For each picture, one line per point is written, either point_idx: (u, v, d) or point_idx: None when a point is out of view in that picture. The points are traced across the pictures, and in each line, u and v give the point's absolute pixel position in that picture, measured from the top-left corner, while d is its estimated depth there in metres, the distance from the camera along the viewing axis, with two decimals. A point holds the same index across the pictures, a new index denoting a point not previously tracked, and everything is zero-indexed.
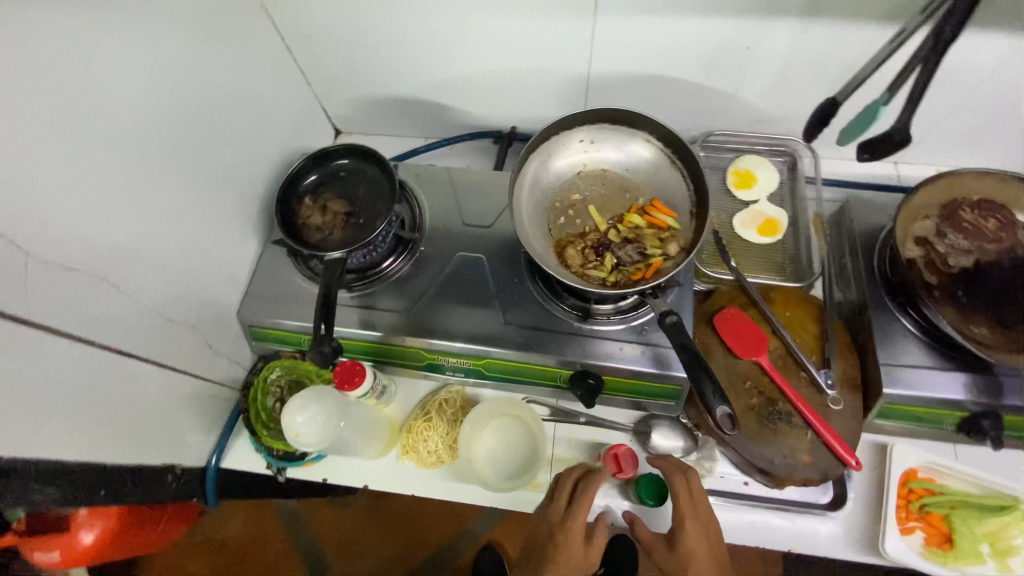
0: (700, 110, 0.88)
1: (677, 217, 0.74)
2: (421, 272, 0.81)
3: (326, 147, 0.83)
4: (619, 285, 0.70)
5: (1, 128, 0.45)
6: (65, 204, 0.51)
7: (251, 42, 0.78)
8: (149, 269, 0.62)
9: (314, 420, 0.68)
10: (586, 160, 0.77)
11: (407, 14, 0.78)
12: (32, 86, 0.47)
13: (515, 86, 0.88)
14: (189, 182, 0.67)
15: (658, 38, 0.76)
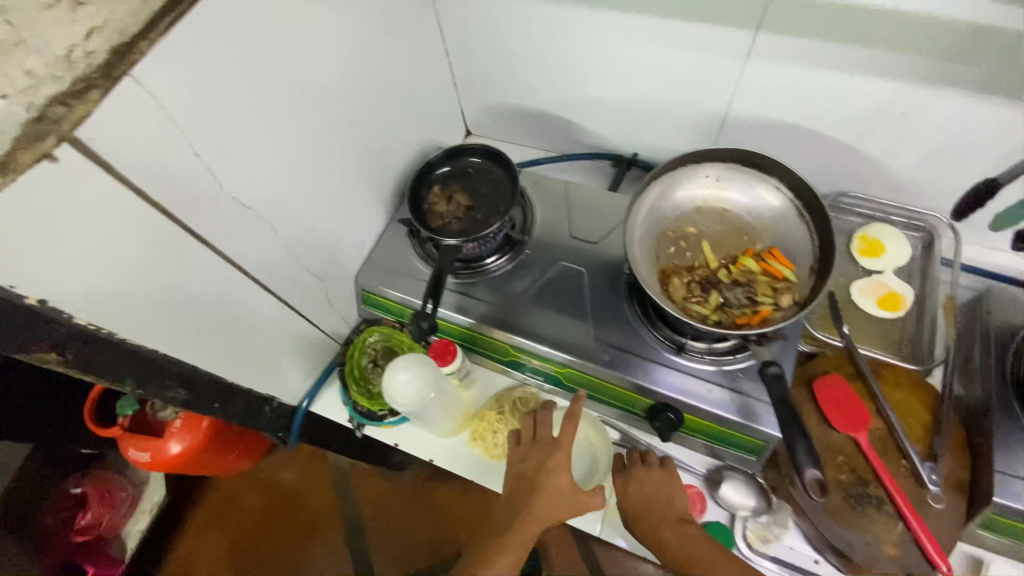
0: (835, 169, 0.85)
1: (794, 270, 0.72)
2: (524, 273, 0.84)
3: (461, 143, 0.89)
4: (721, 325, 0.70)
5: (231, 82, 0.54)
6: (256, 153, 0.60)
7: (418, 40, 0.86)
8: (299, 222, 0.70)
9: (414, 382, 0.71)
10: (708, 197, 0.77)
11: (562, 33, 0.83)
12: (257, 50, 0.56)
13: (647, 115, 0.90)
14: (344, 153, 0.76)
15: (808, 89, 0.75)
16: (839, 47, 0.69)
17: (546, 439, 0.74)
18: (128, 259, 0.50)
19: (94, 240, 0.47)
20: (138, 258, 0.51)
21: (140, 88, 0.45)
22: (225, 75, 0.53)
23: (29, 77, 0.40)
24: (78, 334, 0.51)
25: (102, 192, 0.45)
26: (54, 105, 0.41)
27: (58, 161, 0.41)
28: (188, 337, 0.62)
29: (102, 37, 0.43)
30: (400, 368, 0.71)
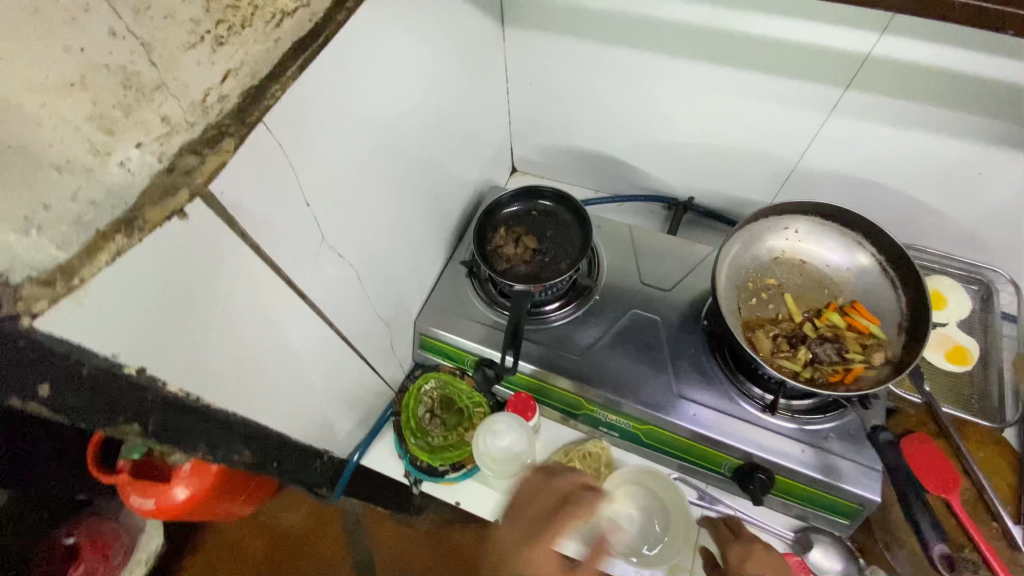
0: (897, 222, 0.86)
1: (881, 326, 0.71)
2: (593, 320, 0.81)
3: (529, 185, 0.87)
4: (815, 383, 0.68)
5: (342, 123, 0.50)
6: (351, 197, 0.56)
7: (486, 78, 0.84)
8: (377, 266, 0.66)
9: (511, 447, 0.74)
10: (785, 248, 0.78)
11: (636, 78, 0.82)
12: (366, 91, 0.53)
13: (711, 161, 0.90)
14: (417, 192, 0.72)
15: (884, 145, 0.76)
16: (925, 109, 0.70)
17: (535, 514, 0.65)
18: (226, 314, 0.46)
19: (201, 297, 0.42)
20: (235, 312, 0.47)
21: (269, 134, 0.41)
22: (338, 118, 0.49)
23: (165, 124, 0.35)
24: (165, 404, 0.44)
25: (216, 245, 0.41)
26: (184, 154, 0.36)
27: (187, 218, 0.37)
28: (263, 392, 0.57)
29: (236, 79, 0.39)
30: (500, 431, 0.74)
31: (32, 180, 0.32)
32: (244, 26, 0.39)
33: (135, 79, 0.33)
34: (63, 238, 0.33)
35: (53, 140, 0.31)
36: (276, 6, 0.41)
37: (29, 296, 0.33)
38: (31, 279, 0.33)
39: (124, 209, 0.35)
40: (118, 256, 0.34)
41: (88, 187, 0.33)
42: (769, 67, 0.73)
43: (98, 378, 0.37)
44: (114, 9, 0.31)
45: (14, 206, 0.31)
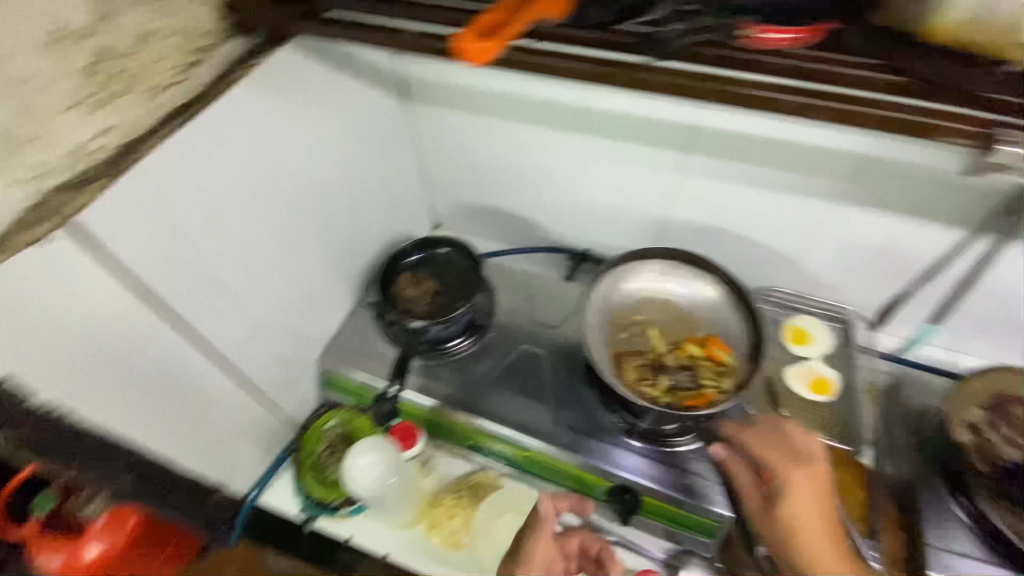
0: (763, 269, 0.96)
1: (733, 355, 0.79)
2: (484, 357, 0.88)
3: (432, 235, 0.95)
4: (672, 407, 0.75)
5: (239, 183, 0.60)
6: (242, 244, 0.64)
7: (396, 144, 0.96)
8: (272, 298, 0.74)
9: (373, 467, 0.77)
10: (651, 289, 0.85)
11: (524, 144, 0.95)
12: (265, 151, 0.64)
13: (600, 216, 1.01)
14: (321, 238, 0.81)
15: (734, 201, 0.87)
16: (747, 167, 0.82)
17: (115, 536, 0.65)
18: (84, 335, 0.51)
19: (52, 312, 0.47)
20: (95, 340, 0.51)
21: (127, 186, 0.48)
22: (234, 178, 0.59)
23: (36, 167, 0.44)
24: (32, 412, 0.50)
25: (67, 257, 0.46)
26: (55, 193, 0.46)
27: (45, 247, 0.45)
28: (148, 410, 0.61)
29: (116, 135, 0.49)
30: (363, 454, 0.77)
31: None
32: (124, 94, 0.49)
33: (6, 135, 0.42)
34: None
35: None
36: (158, 82, 0.51)
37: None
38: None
39: None
40: None
41: None
42: (619, 134, 0.86)
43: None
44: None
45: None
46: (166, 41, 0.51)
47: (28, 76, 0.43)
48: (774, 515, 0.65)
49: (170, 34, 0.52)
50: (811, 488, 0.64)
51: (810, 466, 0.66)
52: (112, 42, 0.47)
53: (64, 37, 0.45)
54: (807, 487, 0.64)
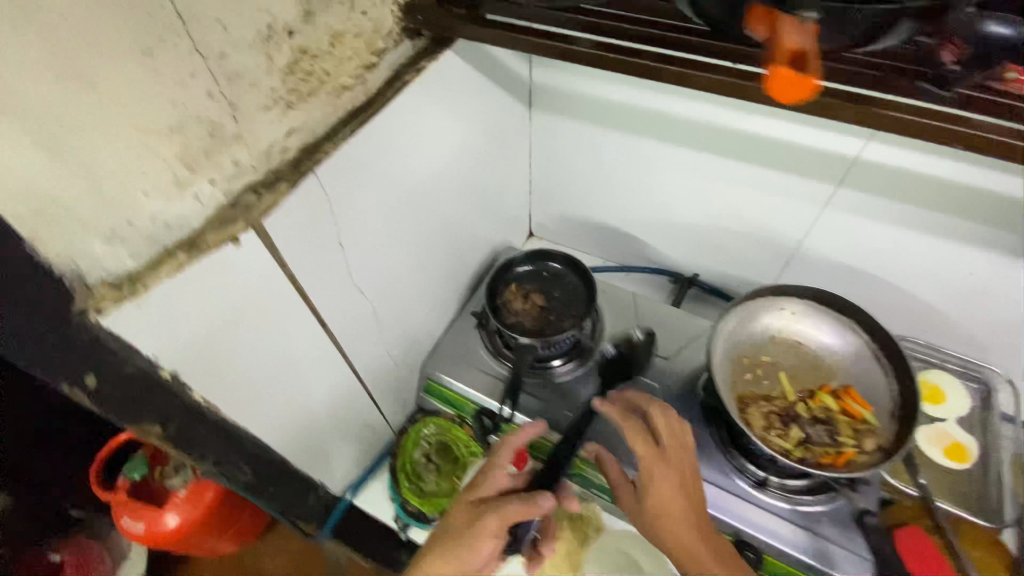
0: (895, 314, 0.89)
1: (874, 412, 0.73)
2: (592, 381, 0.84)
3: (543, 248, 0.92)
4: (807, 464, 0.69)
5: (384, 188, 0.59)
6: (379, 248, 0.63)
7: (511, 152, 0.94)
8: (393, 303, 0.72)
9: None
10: (780, 329, 0.80)
11: (646, 161, 0.91)
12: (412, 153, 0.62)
13: (715, 241, 0.96)
14: (439, 243, 0.79)
15: (879, 241, 0.80)
16: (909, 208, 0.74)
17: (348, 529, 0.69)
18: (242, 336, 0.50)
19: (223, 310, 0.46)
20: (248, 342, 0.51)
21: (301, 192, 0.46)
22: (384, 182, 0.58)
23: (234, 166, 0.42)
24: (186, 407, 0.50)
25: (243, 263, 0.45)
26: (245, 192, 0.44)
27: (240, 245, 0.43)
28: (276, 407, 0.61)
29: (298, 137, 0.47)
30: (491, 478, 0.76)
31: (143, 158, 0.36)
32: (310, 95, 0.47)
33: (219, 129, 0.40)
34: (136, 251, 0.39)
35: (113, 172, 0.35)
36: (338, 83, 0.49)
37: (99, 295, 0.39)
38: (103, 281, 0.39)
39: (189, 232, 0.42)
40: (179, 270, 0.41)
41: (163, 213, 0.39)
42: (761, 159, 0.80)
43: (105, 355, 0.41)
44: (201, 54, 0.37)
45: (101, 222, 0.36)
46: (353, 41, 0.49)
47: (241, 73, 0.40)
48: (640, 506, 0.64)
49: (358, 35, 0.50)
50: (670, 479, 0.63)
51: (677, 450, 0.66)
52: (309, 41, 0.45)
53: (276, 32, 0.41)
54: (666, 470, 0.63)
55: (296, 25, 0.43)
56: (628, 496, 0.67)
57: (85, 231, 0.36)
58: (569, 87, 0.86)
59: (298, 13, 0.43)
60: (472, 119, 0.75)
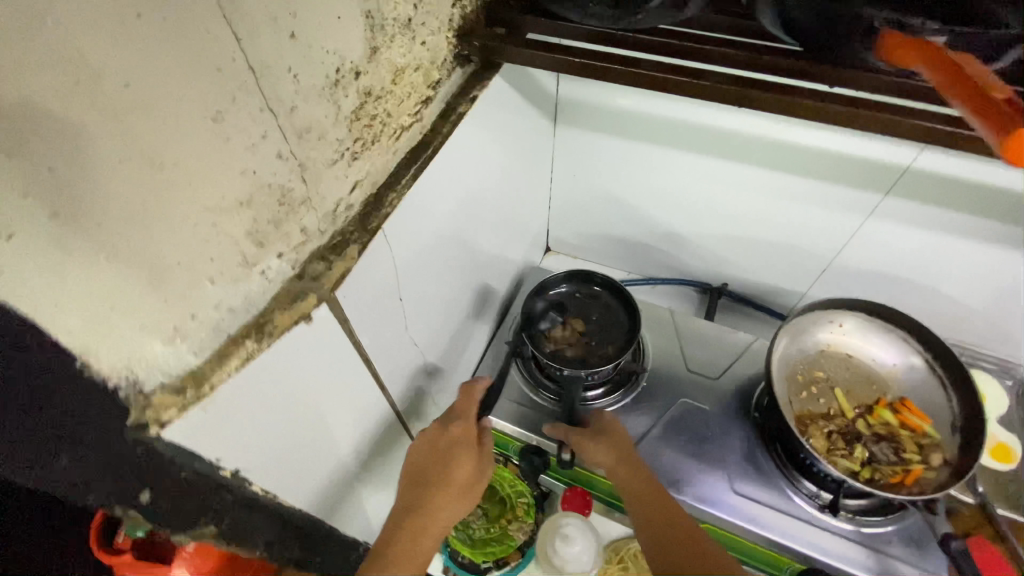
0: (933, 318, 0.88)
1: (934, 425, 0.71)
2: (640, 408, 0.81)
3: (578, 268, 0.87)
4: (877, 485, 0.67)
5: (437, 230, 0.54)
6: (429, 292, 0.58)
7: (534, 169, 0.90)
8: (435, 346, 0.67)
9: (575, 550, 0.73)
10: (830, 342, 0.79)
11: (675, 173, 0.88)
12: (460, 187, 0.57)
13: (746, 251, 0.94)
14: (474, 274, 0.75)
15: (922, 248, 0.78)
16: (959, 218, 0.72)
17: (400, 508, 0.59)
18: (302, 415, 0.44)
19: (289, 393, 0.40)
20: (310, 421, 0.45)
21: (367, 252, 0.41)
22: (438, 225, 0.53)
23: (303, 234, 0.37)
24: (245, 500, 0.43)
25: (309, 341, 0.39)
26: (312, 261, 0.39)
27: (312, 321, 0.38)
28: (330, 478, 0.55)
29: (361, 189, 0.42)
30: (570, 537, 0.73)
31: (211, 241, 0.31)
32: (374, 141, 0.41)
33: (288, 195, 0.35)
34: (199, 345, 0.34)
35: (179, 261, 0.30)
36: (398, 123, 0.44)
37: (159, 403, 0.33)
38: (162, 386, 0.33)
39: (256, 314, 0.37)
40: (246, 362, 0.35)
41: (227, 298, 0.34)
42: (802, 169, 0.78)
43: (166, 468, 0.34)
44: (273, 111, 0.32)
45: (163, 320, 0.31)
46: (413, 75, 0.44)
47: (310, 127, 0.34)
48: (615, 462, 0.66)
49: (417, 68, 0.44)
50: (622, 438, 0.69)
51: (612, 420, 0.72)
52: (373, 80, 0.39)
53: (344, 75, 0.36)
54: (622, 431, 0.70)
55: (363, 65, 0.37)
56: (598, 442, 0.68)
57: (146, 332, 0.31)
58: (595, 101, 0.82)
59: (366, 52, 0.37)
60: (501, 140, 0.71)
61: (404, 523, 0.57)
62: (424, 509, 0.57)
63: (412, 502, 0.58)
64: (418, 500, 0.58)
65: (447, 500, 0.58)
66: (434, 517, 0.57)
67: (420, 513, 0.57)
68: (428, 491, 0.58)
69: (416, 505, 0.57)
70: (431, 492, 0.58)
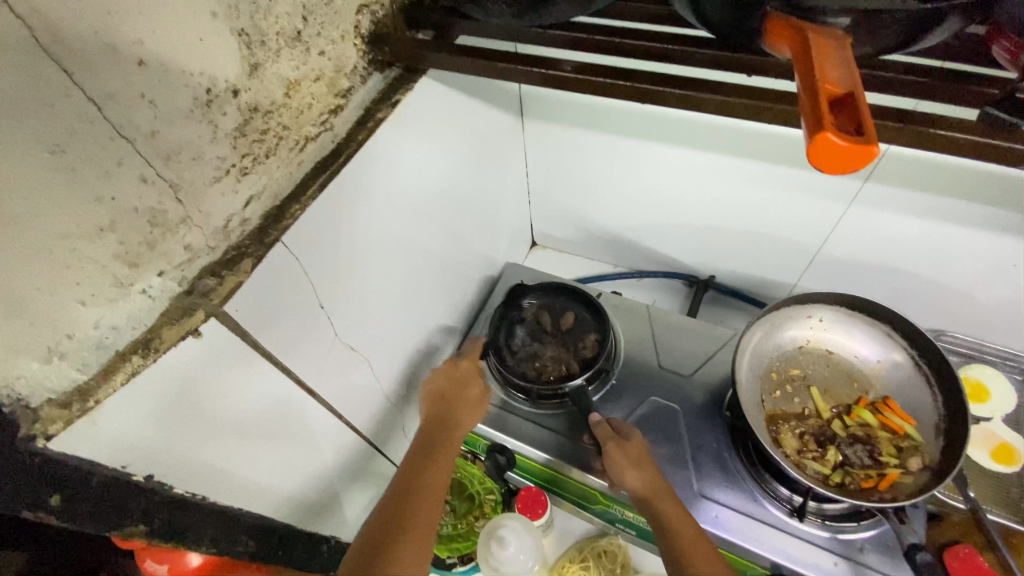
0: (934, 309, 0.81)
1: (917, 426, 0.67)
2: (609, 405, 0.79)
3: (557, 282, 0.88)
4: (847, 490, 0.63)
5: (359, 233, 0.56)
6: (361, 295, 0.60)
7: (504, 165, 0.89)
8: (386, 347, 0.68)
9: (517, 557, 0.69)
10: (810, 339, 0.75)
11: (648, 165, 0.85)
12: (389, 190, 0.58)
13: (730, 242, 0.90)
14: (433, 274, 0.76)
15: (909, 235, 0.73)
16: (950, 202, 0.66)
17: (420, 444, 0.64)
18: (215, 419, 0.47)
19: (194, 399, 0.44)
20: (224, 420, 0.48)
21: None
22: (358, 226, 0.55)
23: (186, 251, 0.42)
24: (169, 502, 0.46)
25: None
26: (202, 277, 0.43)
27: (201, 335, 0.42)
28: (269, 481, 0.57)
29: (258, 204, 0.47)
30: (506, 539, 0.68)
31: (74, 267, 0.35)
32: (267, 156, 0.46)
33: (160, 216, 0.39)
34: (82, 362, 0.38)
35: (39, 286, 0.34)
36: (300, 135, 0.48)
37: (47, 417, 0.37)
38: (50, 401, 0.37)
39: (144, 330, 0.41)
40: (132, 376, 0.39)
41: (107, 316, 0.38)
42: (774, 157, 0.74)
43: (69, 474, 0.38)
44: (128, 137, 0.36)
45: (34, 340, 0.35)
46: (311, 86, 0.48)
47: (180, 148, 0.39)
48: (628, 464, 0.65)
49: (316, 79, 0.48)
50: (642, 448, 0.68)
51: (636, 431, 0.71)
52: (259, 95, 0.44)
53: (217, 94, 0.40)
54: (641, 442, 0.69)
55: (240, 83, 0.42)
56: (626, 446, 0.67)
57: (21, 352, 0.34)
58: (557, 95, 0.81)
59: (243, 70, 0.42)
60: (458, 140, 0.70)
61: (438, 429, 0.66)
62: (454, 418, 0.68)
63: (442, 414, 0.68)
64: (449, 413, 0.69)
65: (472, 414, 0.70)
66: (463, 425, 0.68)
67: (452, 421, 0.68)
68: (457, 407, 0.70)
69: (448, 417, 0.68)
70: (460, 408, 0.69)
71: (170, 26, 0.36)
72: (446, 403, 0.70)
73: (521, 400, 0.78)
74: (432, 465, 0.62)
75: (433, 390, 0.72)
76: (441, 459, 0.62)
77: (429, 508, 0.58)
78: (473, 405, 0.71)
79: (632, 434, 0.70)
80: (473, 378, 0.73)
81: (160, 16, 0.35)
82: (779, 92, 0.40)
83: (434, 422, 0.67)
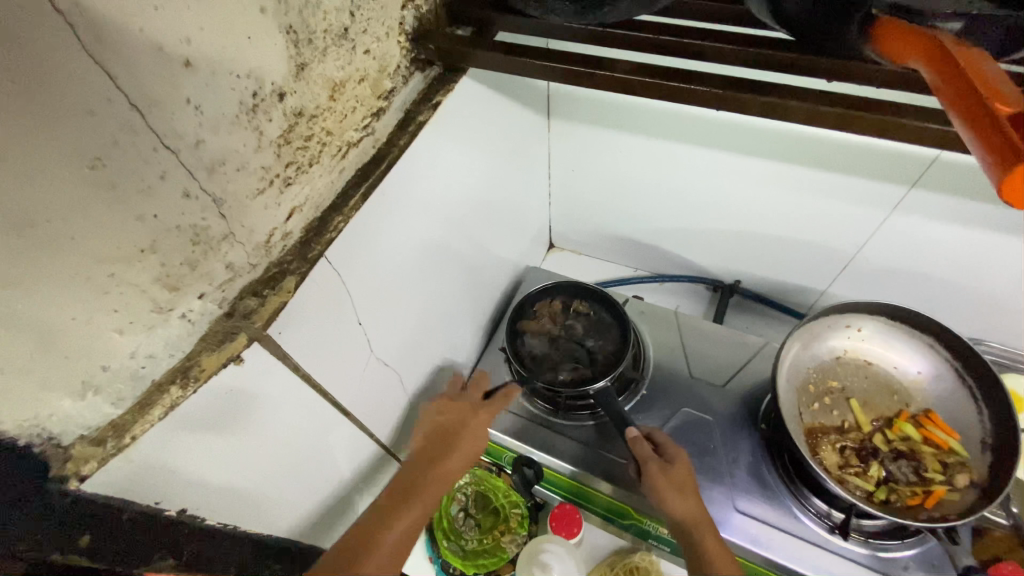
0: (970, 317, 0.79)
1: (961, 440, 0.65)
2: (639, 415, 0.77)
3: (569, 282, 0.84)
4: (893, 508, 0.61)
5: (393, 242, 0.53)
6: (394, 306, 0.57)
7: (529, 167, 0.86)
8: (416, 359, 0.66)
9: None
10: (847, 349, 0.73)
11: (677, 168, 0.82)
12: (422, 194, 0.55)
13: (759, 247, 0.88)
14: (461, 280, 0.73)
15: (950, 245, 0.71)
16: (999, 212, 0.64)
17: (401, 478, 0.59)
18: (244, 440, 0.44)
19: (227, 426, 0.42)
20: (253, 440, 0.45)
21: None
22: (393, 235, 0.52)
23: (227, 270, 0.40)
24: (201, 532, 0.44)
25: None
26: (243, 298, 0.41)
27: (243, 361, 0.40)
28: (303, 502, 0.55)
29: (302, 214, 0.44)
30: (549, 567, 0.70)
31: (112, 293, 0.33)
32: (311, 164, 0.43)
33: (203, 233, 0.37)
34: (117, 396, 0.36)
35: (75, 317, 0.31)
36: (342, 140, 0.46)
37: (79, 456, 0.36)
38: (81, 439, 0.36)
39: (182, 357, 0.39)
40: (171, 410, 0.37)
41: (144, 345, 0.36)
42: (811, 163, 0.71)
43: (100, 513, 0.37)
44: (172, 148, 0.33)
45: (70, 375, 0.33)
46: (356, 87, 0.45)
47: (225, 158, 0.36)
48: (670, 488, 0.61)
49: (361, 80, 0.45)
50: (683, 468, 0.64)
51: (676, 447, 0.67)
52: (305, 99, 0.40)
53: (264, 98, 0.37)
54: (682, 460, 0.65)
55: (287, 85, 0.39)
56: (669, 469, 0.63)
57: (52, 389, 0.33)
58: (587, 94, 0.77)
59: (290, 71, 0.38)
60: (489, 141, 0.67)
61: (422, 469, 0.60)
62: (443, 468, 0.60)
63: (434, 455, 0.61)
64: (441, 453, 0.61)
65: (463, 463, 0.62)
66: (449, 473, 0.60)
67: (441, 466, 0.60)
68: (450, 450, 0.62)
69: (434, 458, 0.61)
70: (452, 452, 0.61)
71: (217, 23, 0.33)
72: (443, 444, 0.62)
73: (546, 410, 0.76)
74: (404, 511, 0.56)
75: (432, 423, 0.65)
76: (414, 510, 0.56)
77: (382, 565, 0.52)
78: (467, 455, 0.63)
79: (675, 452, 0.65)
80: (480, 429, 0.65)
81: (209, 14, 0.32)
82: (865, 100, 0.37)
83: (418, 460, 0.61)
